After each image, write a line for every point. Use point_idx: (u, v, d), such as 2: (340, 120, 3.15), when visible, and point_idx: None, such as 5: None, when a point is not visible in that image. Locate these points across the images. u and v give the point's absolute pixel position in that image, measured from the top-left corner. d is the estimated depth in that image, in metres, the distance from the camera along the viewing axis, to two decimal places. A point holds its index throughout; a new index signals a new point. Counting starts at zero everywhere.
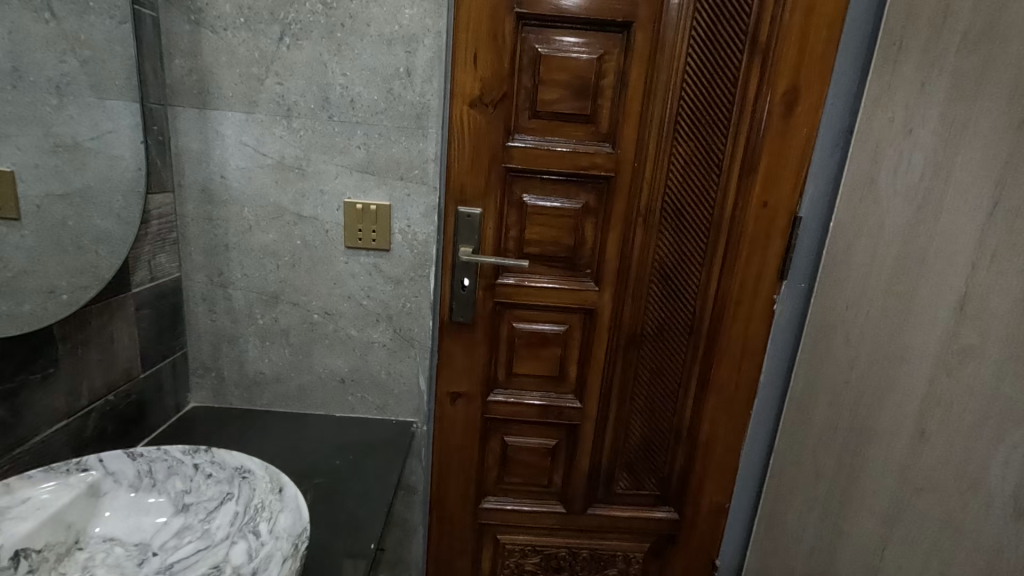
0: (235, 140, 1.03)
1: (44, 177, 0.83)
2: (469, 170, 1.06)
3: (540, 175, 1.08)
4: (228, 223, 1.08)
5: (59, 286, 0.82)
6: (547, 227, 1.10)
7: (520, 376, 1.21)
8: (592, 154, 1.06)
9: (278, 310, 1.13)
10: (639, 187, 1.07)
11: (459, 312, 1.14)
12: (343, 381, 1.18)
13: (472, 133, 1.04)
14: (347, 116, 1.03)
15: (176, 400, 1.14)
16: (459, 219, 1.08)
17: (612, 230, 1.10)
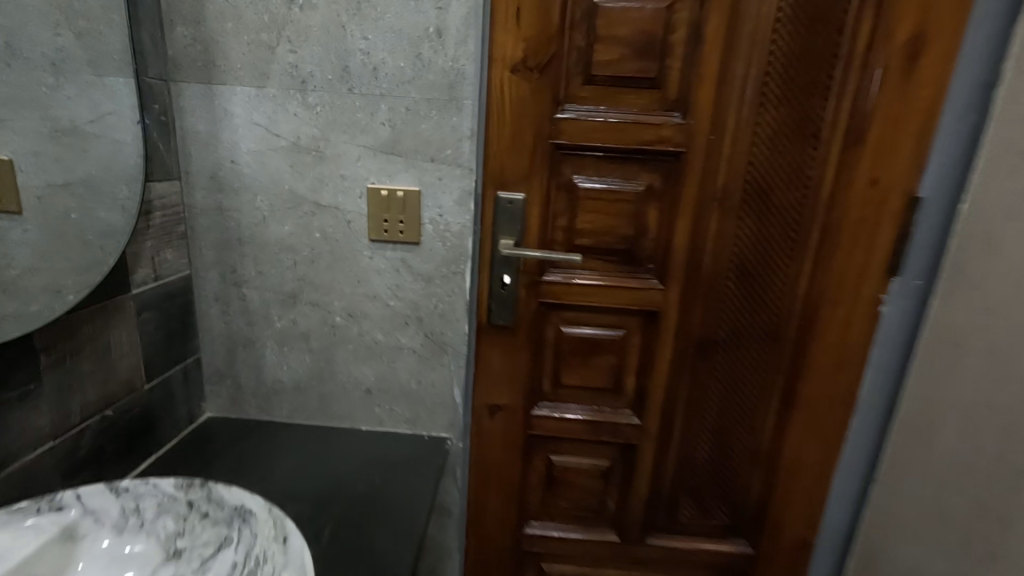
0: (245, 119, 0.91)
1: (44, 166, 0.76)
2: (511, 148, 0.90)
3: (595, 153, 0.91)
4: (240, 214, 0.96)
5: (66, 286, 0.75)
6: (602, 214, 0.93)
7: (568, 388, 1.05)
8: (658, 126, 0.88)
9: (296, 311, 1.01)
10: (715, 164, 0.89)
11: (499, 314, 0.99)
12: (368, 391, 1.05)
13: (514, 104, 0.88)
14: (369, 88, 0.88)
15: (190, 410, 1.03)
16: (499, 207, 0.93)
17: (680, 218, 0.92)
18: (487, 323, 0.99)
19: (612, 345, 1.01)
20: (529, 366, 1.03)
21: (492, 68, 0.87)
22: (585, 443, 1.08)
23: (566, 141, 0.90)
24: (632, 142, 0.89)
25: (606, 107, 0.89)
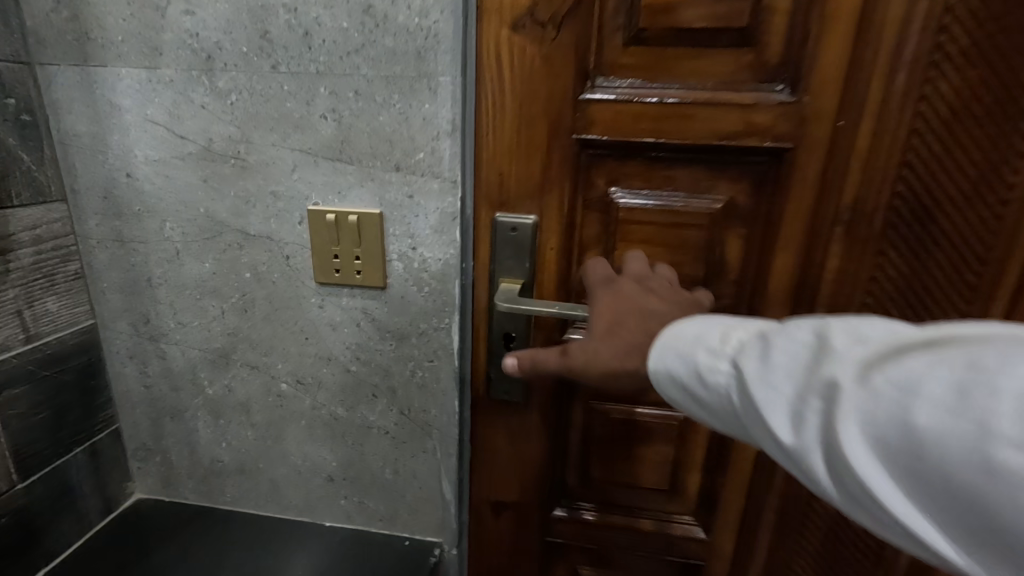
0: (139, 115, 0.64)
1: None
2: (513, 149, 0.59)
3: (645, 152, 0.58)
4: (147, 247, 0.70)
5: None
6: (655, 247, 0.61)
7: (603, 486, 0.74)
8: (748, 108, 0.54)
9: (230, 376, 0.75)
10: (843, 168, 0.55)
11: (501, 385, 0.69)
12: (330, 480, 0.78)
13: (518, 80, 0.57)
14: (301, 63, 0.59)
15: (107, 498, 0.80)
16: (497, 236, 0.62)
17: (779, 253, 0.59)
18: (485, 396, 0.70)
19: (668, 430, 0.70)
20: (546, 457, 0.72)
21: (483, 24, 0.56)
22: (628, 558, 0.77)
23: (600, 134, 0.58)
24: (704, 135, 0.56)
25: (663, 80, 0.56)
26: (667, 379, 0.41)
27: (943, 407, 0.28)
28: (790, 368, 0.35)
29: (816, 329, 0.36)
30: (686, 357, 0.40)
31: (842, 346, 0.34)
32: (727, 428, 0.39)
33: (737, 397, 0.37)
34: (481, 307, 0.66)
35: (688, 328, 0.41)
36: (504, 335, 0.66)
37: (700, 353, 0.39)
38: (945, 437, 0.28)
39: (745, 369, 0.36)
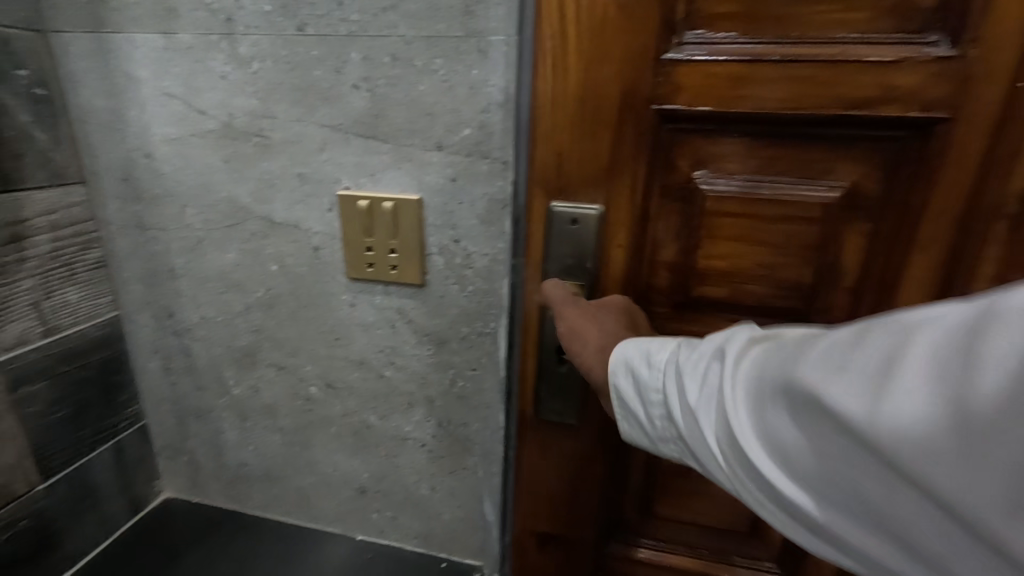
0: (156, 88, 0.58)
1: None
2: (575, 121, 0.48)
3: (743, 126, 0.46)
4: (169, 235, 0.64)
5: None
6: (751, 245, 0.49)
7: (670, 526, 0.62)
8: (888, 66, 0.42)
9: (257, 376, 0.68)
10: (1015, 146, 0.42)
11: (551, 407, 0.57)
12: (362, 492, 0.71)
13: (584, 32, 0.45)
14: (330, 24, 0.51)
15: (133, 498, 0.76)
16: (552, 230, 0.51)
17: (911, 255, 0.47)
18: (534, 418, 0.58)
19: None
20: (602, 492, 0.61)
21: None
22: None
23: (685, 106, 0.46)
24: (825, 104, 0.44)
25: (773, 30, 0.43)
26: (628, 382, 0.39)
27: (781, 354, 0.29)
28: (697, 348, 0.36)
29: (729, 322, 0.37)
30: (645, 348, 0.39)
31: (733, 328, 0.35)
32: (645, 424, 0.39)
33: (663, 378, 0.37)
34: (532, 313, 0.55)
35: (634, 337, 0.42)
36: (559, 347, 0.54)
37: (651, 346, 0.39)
38: (775, 376, 0.29)
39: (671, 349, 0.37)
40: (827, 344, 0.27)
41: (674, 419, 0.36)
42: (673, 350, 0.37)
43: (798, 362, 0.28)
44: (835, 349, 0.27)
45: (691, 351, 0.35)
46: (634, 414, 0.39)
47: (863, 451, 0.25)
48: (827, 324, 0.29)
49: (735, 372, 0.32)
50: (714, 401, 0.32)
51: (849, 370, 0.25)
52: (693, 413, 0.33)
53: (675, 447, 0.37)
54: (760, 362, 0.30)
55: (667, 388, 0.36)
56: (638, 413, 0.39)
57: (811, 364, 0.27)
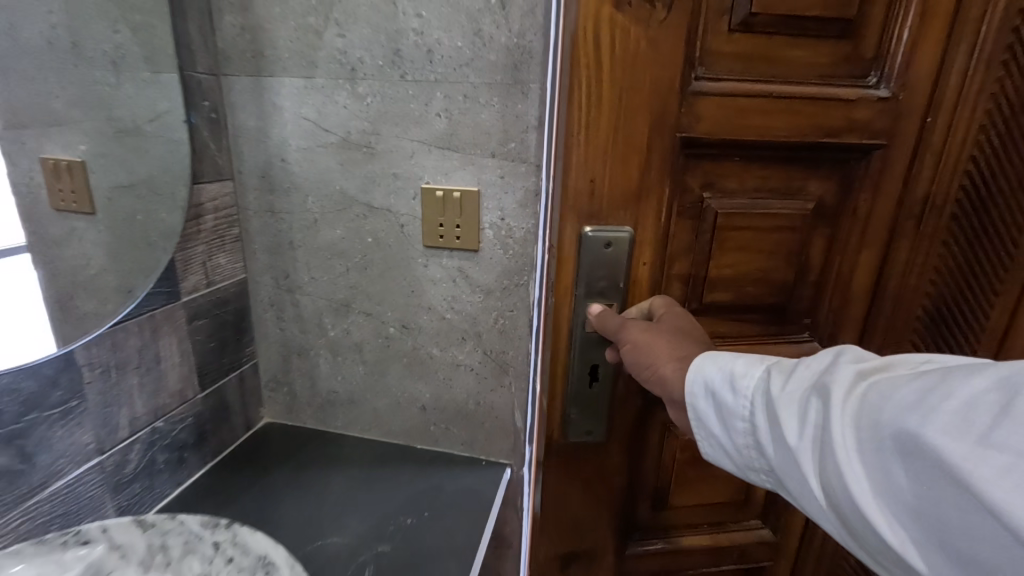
0: (295, 113, 0.84)
1: (110, 166, 0.75)
2: (610, 145, 0.64)
3: (744, 151, 0.67)
4: (292, 217, 0.90)
5: (136, 285, 0.75)
6: (747, 253, 0.71)
7: (673, 509, 0.85)
8: (851, 104, 0.65)
9: (349, 321, 0.94)
10: (922, 162, 0.68)
11: (578, 422, 0.75)
12: (424, 409, 0.96)
13: (618, 76, 0.61)
14: (423, 74, 0.77)
15: (246, 418, 1.00)
16: (588, 249, 0.67)
17: (861, 251, 0.72)
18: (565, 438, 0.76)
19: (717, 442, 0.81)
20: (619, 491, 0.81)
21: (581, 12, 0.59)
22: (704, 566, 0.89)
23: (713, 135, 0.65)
24: (810, 131, 0.66)
25: (767, 70, 0.63)
26: (715, 395, 0.54)
27: (906, 404, 0.38)
28: (804, 380, 0.48)
29: (836, 352, 0.49)
30: (727, 369, 0.53)
31: (846, 370, 0.45)
32: (733, 441, 0.53)
33: (762, 397, 0.50)
34: (561, 291, 0.70)
35: (725, 356, 0.54)
36: (586, 368, 0.73)
37: (739, 365, 0.53)
38: (901, 427, 0.38)
39: (771, 386, 0.49)
40: (950, 406, 0.36)
41: (773, 449, 0.49)
42: (776, 379, 0.49)
43: (928, 424, 0.36)
44: (963, 419, 0.35)
45: (791, 392, 0.48)
46: (720, 428, 0.54)
47: (959, 508, 0.34)
48: (957, 384, 0.37)
49: (850, 413, 0.42)
50: (824, 447, 0.44)
51: (985, 442, 0.33)
52: (796, 455, 0.46)
53: (762, 473, 0.52)
54: (881, 411, 0.40)
55: (772, 422, 0.49)
56: (730, 440, 0.53)
57: (939, 427, 0.36)
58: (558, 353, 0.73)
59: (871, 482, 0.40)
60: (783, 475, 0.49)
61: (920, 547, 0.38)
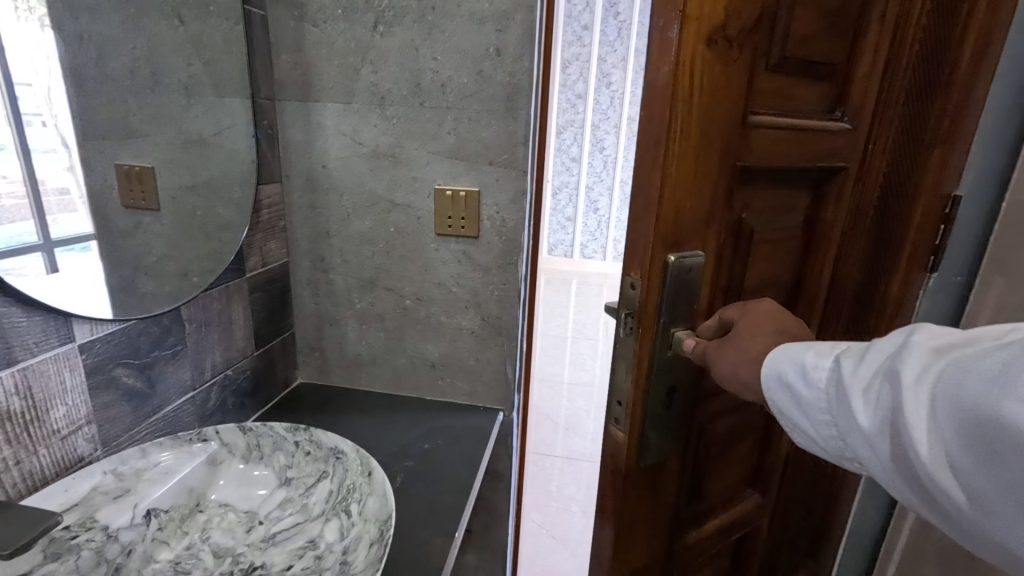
0: (335, 130, 1.07)
1: (175, 170, 0.94)
2: (693, 175, 0.57)
3: (769, 171, 0.68)
4: (330, 211, 1.13)
5: (191, 271, 0.94)
6: (763, 259, 0.75)
7: (704, 499, 0.81)
8: (833, 133, 0.75)
9: (373, 295, 1.17)
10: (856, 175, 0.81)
11: (653, 446, 0.65)
12: (433, 366, 1.19)
13: (703, 101, 0.54)
14: (437, 102, 1.01)
15: (286, 375, 1.21)
16: (673, 279, 0.59)
17: (823, 245, 0.84)
18: (639, 465, 0.65)
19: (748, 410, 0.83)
20: (678, 495, 0.74)
21: (685, 32, 0.51)
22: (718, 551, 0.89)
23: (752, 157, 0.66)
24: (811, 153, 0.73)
25: (784, 104, 0.67)
26: (782, 386, 0.50)
27: (980, 377, 0.36)
28: (877, 365, 0.43)
29: (907, 331, 0.44)
30: (793, 356, 0.50)
31: (918, 345, 0.42)
32: (814, 435, 0.48)
33: (834, 385, 0.46)
34: (647, 328, 0.60)
35: (791, 350, 0.50)
36: (665, 392, 0.63)
37: (808, 356, 0.48)
38: (971, 399, 0.36)
39: (840, 365, 0.46)
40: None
41: (839, 427, 0.46)
42: (841, 363, 0.46)
43: (1007, 394, 0.34)
44: None
45: (865, 373, 0.44)
46: (796, 419, 0.50)
47: None
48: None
49: (923, 393, 0.39)
50: (890, 422, 0.41)
51: None
52: (869, 433, 0.43)
53: (855, 458, 0.46)
54: (952, 386, 0.37)
55: (841, 403, 0.45)
56: (803, 421, 0.49)
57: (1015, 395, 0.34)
58: (637, 385, 0.62)
59: (937, 455, 0.38)
60: (847, 450, 0.46)
61: (993, 510, 0.36)
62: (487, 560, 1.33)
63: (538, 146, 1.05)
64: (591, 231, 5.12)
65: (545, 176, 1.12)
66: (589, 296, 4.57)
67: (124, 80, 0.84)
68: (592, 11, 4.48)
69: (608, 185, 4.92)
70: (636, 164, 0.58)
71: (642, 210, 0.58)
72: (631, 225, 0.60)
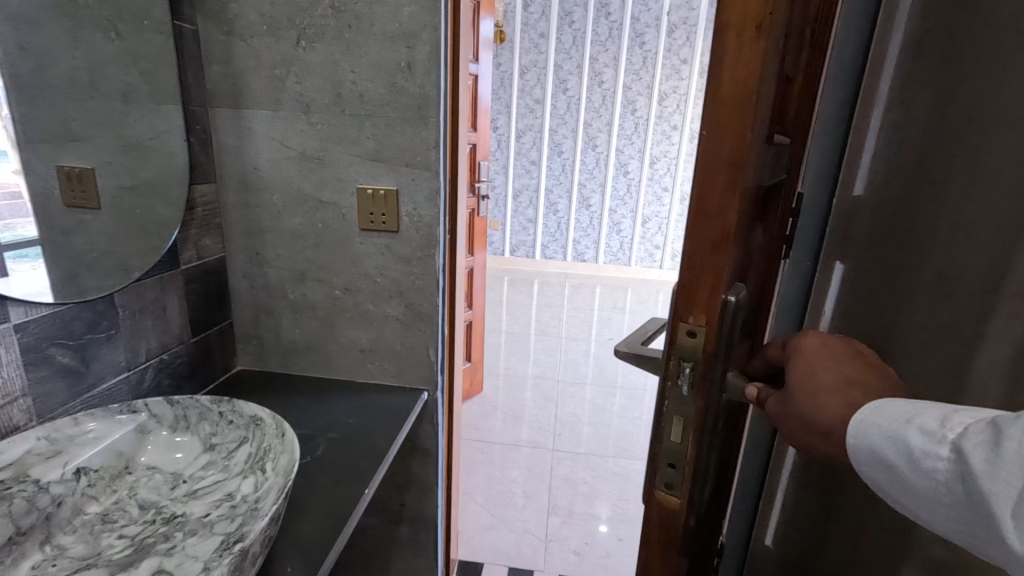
0: (265, 134, 1.17)
1: (114, 172, 1.03)
2: (749, 194, 0.54)
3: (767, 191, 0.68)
4: (262, 209, 1.22)
5: (132, 265, 1.03)
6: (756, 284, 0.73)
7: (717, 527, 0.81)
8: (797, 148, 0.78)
9: (306, 286, 1.27)
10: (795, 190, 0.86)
11: (701, 497, 0.62)
12: (363, 351, 1.30)
13: (765, 116, 0.51)
14: (357, 110, 1.12)
15: (224, 362, 1.30)
16: (733, 318, 0.55)
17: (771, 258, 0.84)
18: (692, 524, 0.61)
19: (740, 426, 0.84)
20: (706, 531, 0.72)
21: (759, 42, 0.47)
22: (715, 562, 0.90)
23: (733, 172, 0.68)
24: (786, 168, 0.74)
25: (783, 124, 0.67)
26: (888, 468, 0.48)
27: None
28: (1016, 464, 0.40)
29: None
30: (896, 440, 0.47)
31: None
32: (939, 521, 0.47)
33: (958, 476, 0.44)
34: (705, 376, 0.56)
35: (885, 422, 0.49)
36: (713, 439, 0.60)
37: (917, 438, 0.46)
38: None
39: (965, 458, 0.43)
40: None
41: (974, 526, 0.44)
42: (965, 453, 0.43)
43: None
44: None
45: (1005, 477, 0.40)
46: (913, 502, 0.48)
47: None
48: None
49: None
50: None
51: None
52: (1020, 554, 0.40)
53: (989, 554, 0.44)
54: None
55: (974, 503, 0.43)
56: (919, 505, 0.48)
57: None
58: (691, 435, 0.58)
59: None
60: (976, 543, 0.44)
61: None
62: (419, 531, 1.44)
63: (449, 148, 1.17)
64: (551, 232, 5.25)
65: (458, 176, 1.25)
66: (548, 295, 4.72)
67: (62, 87, 0.93)
68: (547, 20, 4.64)
69: (566, 187, 5.08)
70: (698, 195, 0.52)
71: (708, 245, 0.53)
72: (688, 263, 0.54)
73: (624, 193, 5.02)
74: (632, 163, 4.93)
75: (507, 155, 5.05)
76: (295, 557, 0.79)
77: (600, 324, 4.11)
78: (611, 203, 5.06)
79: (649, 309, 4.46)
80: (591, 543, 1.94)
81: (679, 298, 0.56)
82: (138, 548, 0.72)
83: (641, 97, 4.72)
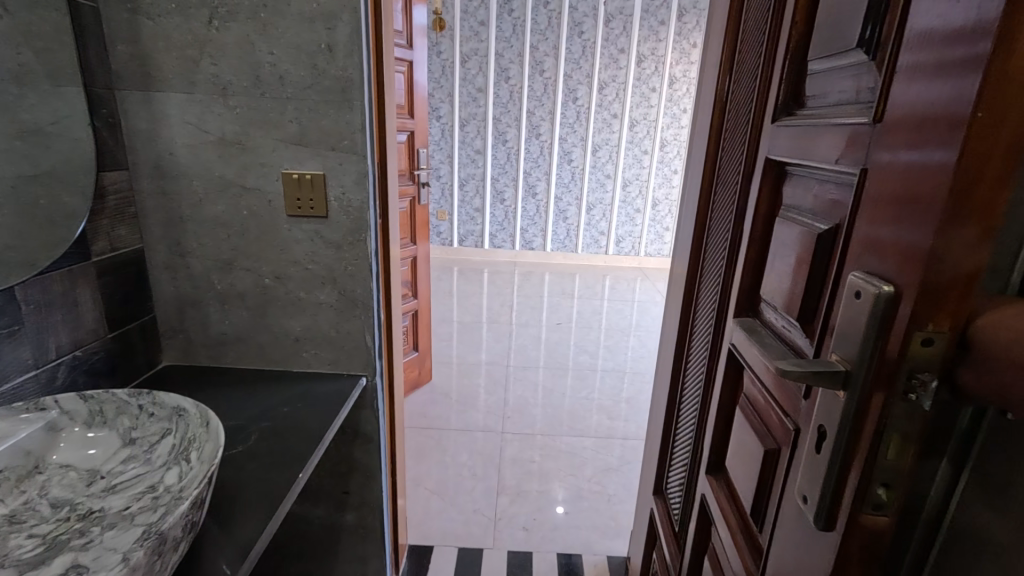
0: (180, 119, 1.12)
1: (13, 160, 0.97)
2: None
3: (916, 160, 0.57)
4: (181, 196, 1.18)
5: (37, 259, 0.97)
6: None
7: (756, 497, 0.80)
8: None
9: (233, 275, 1.23)
10: None
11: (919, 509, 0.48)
12: (297, 340, 1.28)
13: None
14: (278, 93, 1.10)
15: (148, 358, 1.25)
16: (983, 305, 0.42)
17: None
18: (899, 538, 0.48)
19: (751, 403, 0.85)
20: None
21: None
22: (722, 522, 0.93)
23: (842, 154, 0.58)
24: None
25: None
26: None
27: None
28: None
29: None
30: None
31: None
32: None
33: None
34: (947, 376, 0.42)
35: None
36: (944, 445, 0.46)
37: None
38: None
39: None
40: None
41: None
42: None
43: None
44: None
45: None
46: None
47: None
48: None
49: None
50: None
51: None
52: None
53: None
54: None
55: None
56: None
57: None
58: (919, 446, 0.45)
59: None
60: None
61: None
62: (365, 517, 1.45)
63: (376, 131, 1.17)
64: (498, 221, 5.28)
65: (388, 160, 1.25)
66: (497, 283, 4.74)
67: None
68: (487, 7, 4.61)
69: (511, 176, 5.11)
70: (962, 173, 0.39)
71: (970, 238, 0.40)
72: (936, 260, 0.41)
73: (569, 180, 5.10)
74: (575, 152, 5.02)
75: (451, 144, 5.01)
76: (226, 547, 0.78)
77: (549, 310, 4.20)
78: (556, 191, 5.14)
79: (594, 294, 4.58)
80: (539, 519, 2.01)
81: (917, 300, 0.42)
82: (50, 546, 0.69)
83: (581, 86, 4.80)
